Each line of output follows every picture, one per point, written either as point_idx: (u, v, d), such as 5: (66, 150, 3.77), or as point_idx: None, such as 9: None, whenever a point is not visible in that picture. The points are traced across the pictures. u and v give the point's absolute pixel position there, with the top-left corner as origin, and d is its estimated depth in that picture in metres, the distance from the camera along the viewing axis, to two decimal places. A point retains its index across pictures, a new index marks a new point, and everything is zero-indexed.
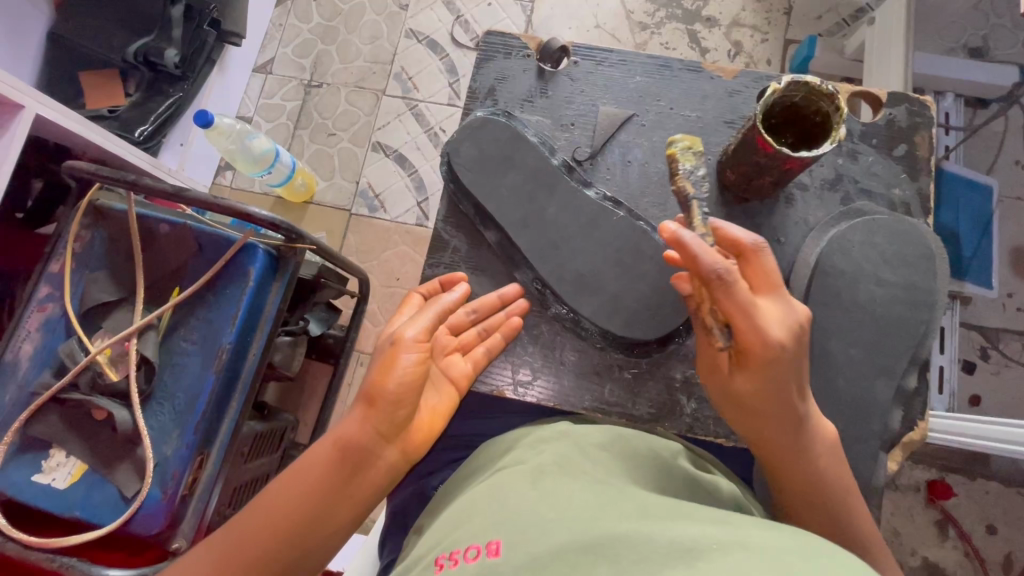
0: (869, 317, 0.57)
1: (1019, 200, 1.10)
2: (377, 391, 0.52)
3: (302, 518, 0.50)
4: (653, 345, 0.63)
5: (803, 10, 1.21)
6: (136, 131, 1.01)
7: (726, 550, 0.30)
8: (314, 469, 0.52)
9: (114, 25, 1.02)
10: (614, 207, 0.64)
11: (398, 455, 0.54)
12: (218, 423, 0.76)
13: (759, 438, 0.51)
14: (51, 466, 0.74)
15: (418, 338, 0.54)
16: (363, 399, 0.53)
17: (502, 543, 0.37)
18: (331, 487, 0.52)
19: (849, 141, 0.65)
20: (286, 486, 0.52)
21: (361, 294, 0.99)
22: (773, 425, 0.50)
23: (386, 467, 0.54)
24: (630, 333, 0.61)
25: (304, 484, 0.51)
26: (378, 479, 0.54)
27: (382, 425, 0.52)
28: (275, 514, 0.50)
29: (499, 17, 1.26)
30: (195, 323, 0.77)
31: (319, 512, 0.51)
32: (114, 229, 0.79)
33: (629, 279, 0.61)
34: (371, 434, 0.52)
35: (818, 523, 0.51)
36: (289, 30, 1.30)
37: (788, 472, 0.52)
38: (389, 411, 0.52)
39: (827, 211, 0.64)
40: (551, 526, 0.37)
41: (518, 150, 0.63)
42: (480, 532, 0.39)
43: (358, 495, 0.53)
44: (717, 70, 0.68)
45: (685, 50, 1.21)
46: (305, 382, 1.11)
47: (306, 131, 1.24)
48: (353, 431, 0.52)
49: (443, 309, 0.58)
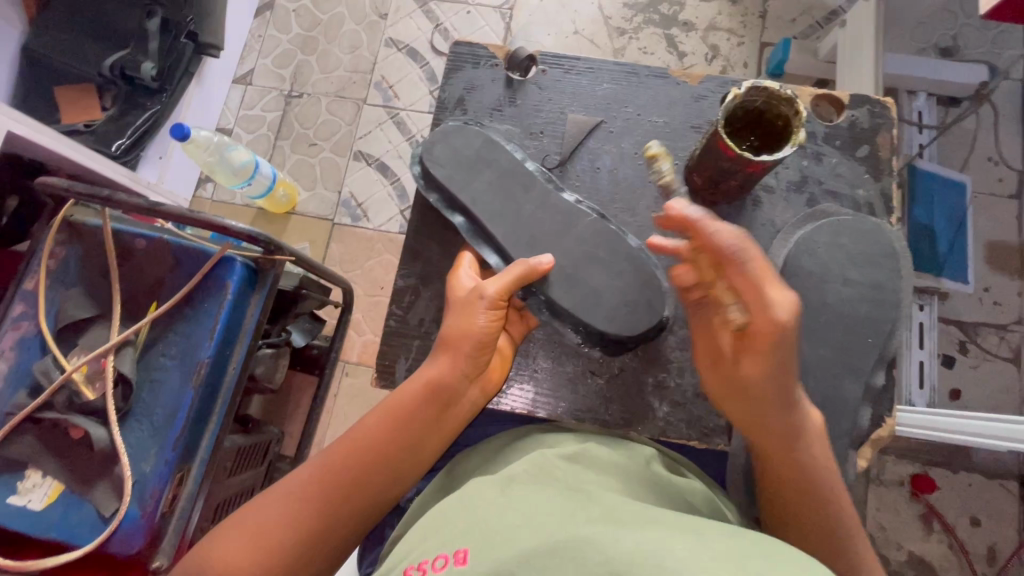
0: (837, 317, 0.58)
1: (992, 196, 1.11)
2: (461, 337, 0.56)
3: (394, 449, 0.54)
4: (629, 343, 0.62)
5: (778, 13, 1.23)
6: (114, 145, 1.01)
7: (686, 554, 0.31)
8: (405, 404, 0.55)
9: (88, 38, 1.01)
10: (591, 210, 0.63)
11: (479, 394, 0.58)
12: (198, 439, 0.75)
13: (754, 420, 0.52)
14: (27, 487, 0.73)
15: (497, 292, 0.57)
16: (446, 346, 0.57)
17: (468, 551, 0.37)
18: (424, 419, 0.55)
19: (813, 143, 0.66)
20: (380, 416, 0.55)
21: (344, 305, 0.98)
22: (770, 410, 0.51)
23: (470, 404, 0.58)
24: (611, 327, 0.60)
25: (394, 418, 0.55)
26: (463, 416, 0.58)
27: (468, 365, 0.56)
28: (371, 442, 0.54)
29: (478, 25, 1.26)
30: (174, 337, 0.76)
31: (409, 444, 0.55)
32: (89, 244, 0.78)
33: (609, 275, 0.60)
34: (460, 375, 0.56)
35: (812, 523, 0.50)
36: (268, 41, 1.29)
37: (785, 470, 0.51)
38: (475, 354, 0.56)
39: (794, 213, 0.65)
40: (516, 534, 0.37)
41: (493, 153, 0.63)
42: (448, 542, 0.39)
43: (446, 427, 0.57)
44: (683, 76, 0.69)
45: (662, 55, 1.22)
46: (290, 394, 1.10)
47: (287, 141, 1.24)
48: (442, 371, 0.56)
49: (518, 275, 0.57)
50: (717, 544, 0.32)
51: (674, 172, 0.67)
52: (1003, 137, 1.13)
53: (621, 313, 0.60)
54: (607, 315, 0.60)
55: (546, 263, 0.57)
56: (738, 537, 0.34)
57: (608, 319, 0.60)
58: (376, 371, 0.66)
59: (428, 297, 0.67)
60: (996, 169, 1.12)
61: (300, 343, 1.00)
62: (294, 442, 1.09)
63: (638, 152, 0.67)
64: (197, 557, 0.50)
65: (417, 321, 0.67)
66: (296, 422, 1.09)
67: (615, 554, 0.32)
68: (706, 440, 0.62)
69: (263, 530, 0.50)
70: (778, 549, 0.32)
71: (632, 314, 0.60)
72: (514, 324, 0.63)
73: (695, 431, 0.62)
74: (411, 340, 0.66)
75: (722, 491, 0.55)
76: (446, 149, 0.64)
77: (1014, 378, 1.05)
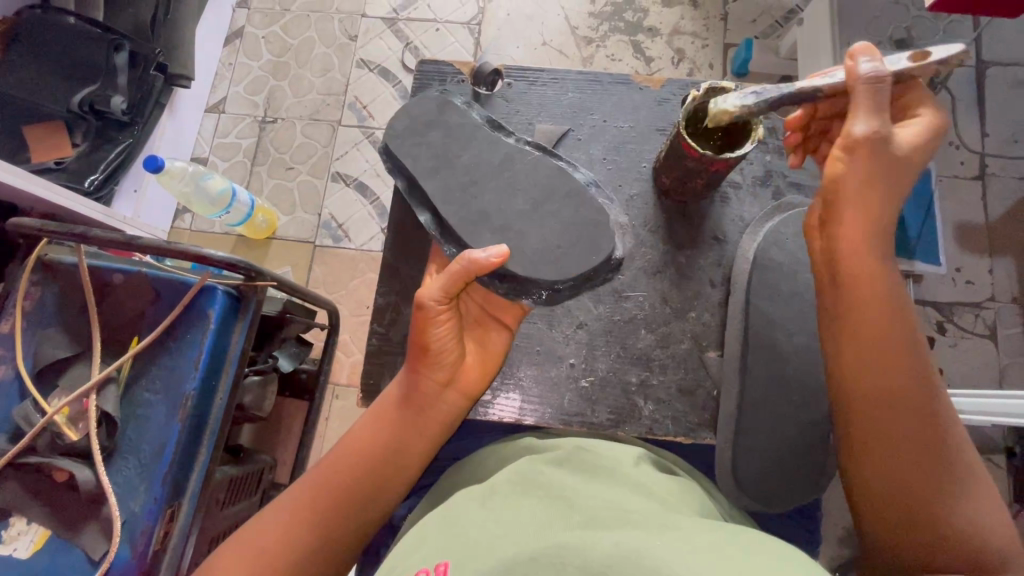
0: (807, 306, 0.60)
1: (956, 178, 1.15)
2: (422, 347, 0.55)
3: (379, 459, 0.54)
4: (562, 291, 0.58)
5: (739, 15, 1.26)
6: (87, 181, 1.00)
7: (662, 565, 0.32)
8: (382, 414, 0.56)
9: (55, 76, 1.00)
10: (533, 149, 0.61)
11: (459, 398, 0.57)
12: (188, 473, 0.73)
13: (873, 294, 0.52)
14: (12, 535, 0.72)
15: (441, 294, 0.54)
16: (412, 356, 0.56)
17: (450, 565, 0.38)
18: (403, 426, 0.55)
19: (774, 139, 0.70)
20: (366, 426, 0.56)
21: (331, 326, 0.97)
22: (876, 284, 0.52)
23: (449, 408, 0.57)
24: (534, 274, 0.56)
25: (378, 428, 0.55)
26: (444, 420, 0.57)
27: (438, 369, 0.55)
28: (359, 453, 0.54)
29: (448, 41, 1.28)
30: (158, 371, 0.75)
31: (391, 453, 0.55)
32: (64, 283, 0.77)
33: (538, 218, 0.58)
34: (431, 381, 0.55)
35: (906, 417, 0.50)
36: (239, 69, 1.30)
37: (865, 368, 0.51)
38: (440, 357, 0.55)
39: (762, 207, 0.67)
40: (501, 543, 0.38)
41: (444, 114, 0.61)
42: (428, 557, 0.40)
43: (427, 432, 0.56)
44: (645, 81, 0.71)
45: (630, 61, 1.25)
46: (281, 421, 1.09)
47: (264, 167, 1.24)
48: (412, 379, 0.56)
49: (466, 271, 0.53)
50: (692, 542, 0.35)
51: (642, 175, 0.68)
52: (962, 122, 1.16)
53: (548, 257, 0.57)
54: (533, 262, 0.56)
55: (497, 256, 0.52)
56: (713, 539, 0.36)
57: (538, 264, 0.56)
58: (361, 391, 0.66)
59: (408, 313, 0.68)
60: (958, 153, 1.15)
61: (288, 368, 0.97)
62: (287, 470, 1.07)
63: (607, 157, 0.69)
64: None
65: (400, 337, 0.67)
66: (288, 450, 1.08)
67: (591, 565, 0.33)
68: (694, 436, 0.63)
69: (259, 549, 0.50)
70: (746, 549, 0.36)
71: (569, 254, 0.57)
72: (492, 331, 0.60)
73: (681, 426, 0.63)
74: (395, 356, 0.67)
75: (712, 484, 0.56)
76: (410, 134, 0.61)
77: (991, 353, 1.07)
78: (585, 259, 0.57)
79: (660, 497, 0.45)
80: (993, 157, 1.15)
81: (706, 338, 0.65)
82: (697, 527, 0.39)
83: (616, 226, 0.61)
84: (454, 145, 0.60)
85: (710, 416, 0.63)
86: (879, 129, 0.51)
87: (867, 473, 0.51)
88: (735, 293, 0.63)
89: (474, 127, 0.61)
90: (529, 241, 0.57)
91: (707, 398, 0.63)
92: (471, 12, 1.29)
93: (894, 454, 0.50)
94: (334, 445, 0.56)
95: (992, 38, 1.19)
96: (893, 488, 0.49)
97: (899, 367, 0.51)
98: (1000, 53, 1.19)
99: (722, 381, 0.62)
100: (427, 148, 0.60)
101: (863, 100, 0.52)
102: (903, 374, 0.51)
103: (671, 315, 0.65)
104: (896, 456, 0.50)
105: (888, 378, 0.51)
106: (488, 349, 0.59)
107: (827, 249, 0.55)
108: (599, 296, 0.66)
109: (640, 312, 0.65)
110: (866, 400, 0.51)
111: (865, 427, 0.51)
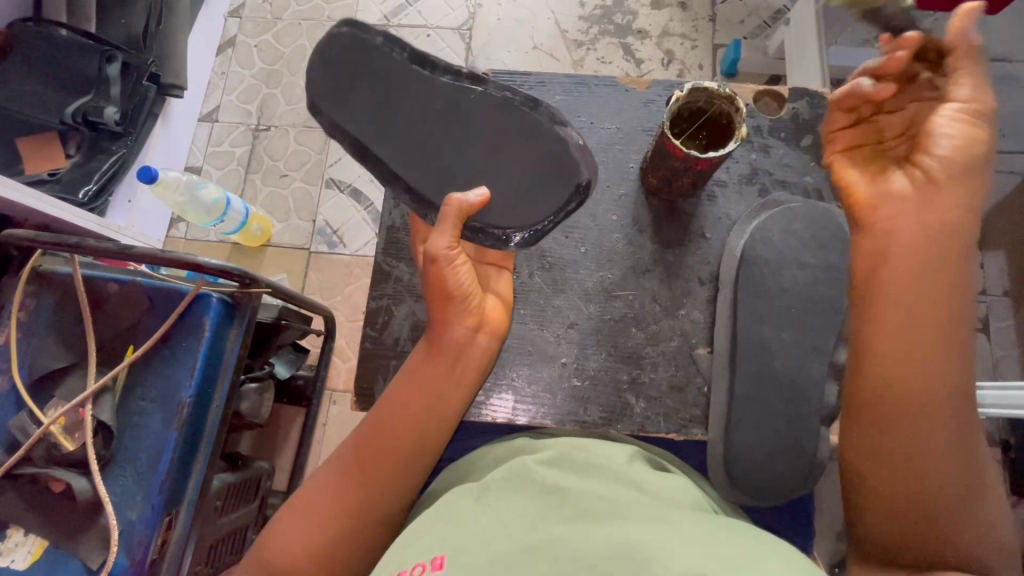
0: (794, 301, 0.61)
1: None
2: (443, 290, 0.55)
3: (418, 416, 0.54)
4: (546, 225, 0.58)
5: (727, 15, 1.28)
6: (80, 192, 1.00)
7: (656, 555, 0.33)
8: (417, 367, 0.55)
9: (48, 88, 1.01)
10: (472, 83, 0.58)
11: (489, 339, 0.57)
12: (184, 482, 0.73)
13: (922, 288, 0.47)
14: (9, 547, 0.72)
15: (451, 242, 0.55)
16: (435, 304, 0.56)
17: (446, 557, 0.38)
18: (440, 377, 0.55)
19: (760, 137, 0.70)
20: (402, 383, 0.55)
21: (327, 333, 0.99)
22: (929, 278, 0.48)
23: (482, 352, 0.57)
24: (511, 218, 0.57)
25: (414, 382, 0.55)
26: (480, 365, 0.57)
27: (464, 315, 0.56)
28: (396, 413, 0.54)
29: (440, 47, 1.29)
30: (153, 380, 0.75)
31: (433, 406, 0.54)
32: (58, 293, 0.77)
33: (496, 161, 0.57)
34: (463, 329, 0.55)
35: (948, 418, 0.47)
36: (232, 78, 1.31)
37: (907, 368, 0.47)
38: (464, 302, 0.55)
39: (747, 205, 0.68)
40: (495, 535, 0.38)
41: (369, 59, 0.58)
42: (425, 550, 0.39)
43: (465, 379, 0.56)
44: (631, 83, 0.72)
45: (620, 63, 1.26)
46: (278, 427, 1.09)
47: (258, 174, 1.24)
48: (440, 328, 0.55)
49: (457, 217, 0.54)
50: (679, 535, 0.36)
51: (629, 175, 0.69)
52: None
53: (520, 203, 0.57)
54: (505, 207, 0.57)
55: (481, 196, 0.54)
56: (701, 532, 0.37)
57: (526, 213, 0.57)
58: (355, 395, 0.66)
59: (401, 315, 0.68)
60: None
61: (283, 375, 1.01)
62: (285, 476, 1.07)
63: (595, 157, 0.70)
64: (258, 552, 0.52)
65: (392, 340, 0.68)
66: (286, 456, 1.08)
67: (584, 554, 0.34)
68: (685, 433, 0.63)
69: (314, 514, 0.52)
70: (734, 540, 0.36)
71: (536, 195, 0.57)
72: (500, 279, 0.61)
73: (673, 423, 0.63)
74: (388, 360, 0.67)
75: (703, 480, 0.57)
76: (381, 109, 0.58)
77: (985, 347, 1.08)
78: (549, 200, 0.57)
79: (653, 492, 0.46)
80: None
81: (696, 335, 0.65)
82: (688, 520, 0.39)
83: (577, 149, 0.57)
84: (422, 108, 0.58)
85: (701, 412, 0.63)
86: (984, 94, 0.48)
87: (874, 474, 0.49)
88: (723, 290, 0.63)
89: (402, 71, 0.58)
90: (512, 197, 0.57)
91: (698, 394, 0.64)
92: (462, 17, 1.30)
93: (914, 460, 0.47)
94: (373, 406, 0.56)
95: (978, 35, 1.21)
96: (914, 496, 0.47)
97: (933, 368, 0.47)
98: (986, 49, 1.20)
99: (713, 378, 0.63)
100: (376, 117, 0.58)
101: (966, 65, 0.49)
102: (950, 377, 0.47)
103: (661, 313, 0.66)
104: (925, 459, 0.47)
105: (919, 378, 0.47)
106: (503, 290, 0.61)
107: (909, 233, 0.48)
108: (589, 295, 0.66)
109: (630, 311, 0.66)
110: (902, 401, 0.47)
111: (907, 427, 0.47)
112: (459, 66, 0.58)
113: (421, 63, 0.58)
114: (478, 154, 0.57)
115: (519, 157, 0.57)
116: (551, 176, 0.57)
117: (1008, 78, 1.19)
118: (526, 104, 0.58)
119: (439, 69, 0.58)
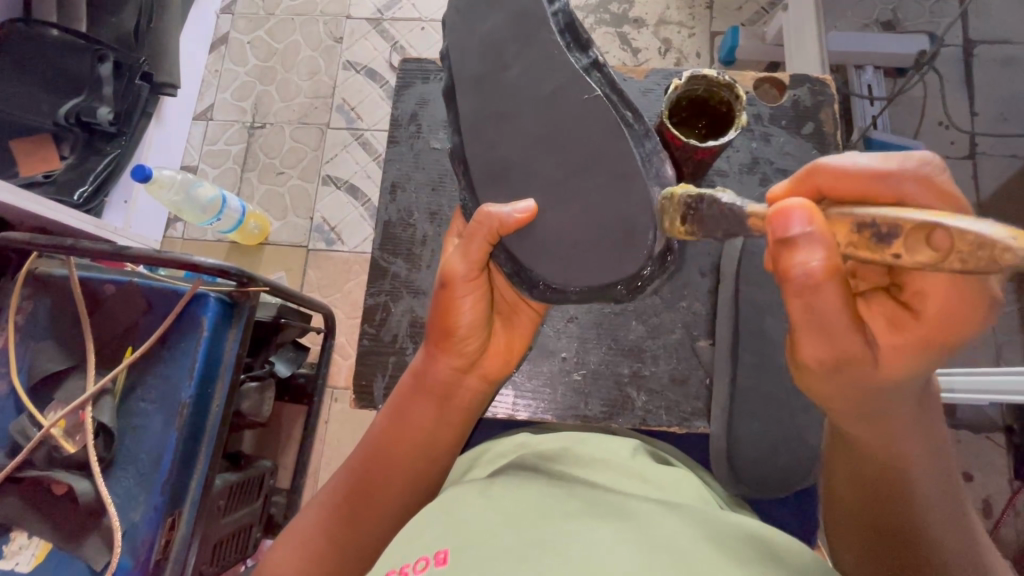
0: None
1: (947, 159, 1.14)
2: (449, 327, 0.54)
3: (410, 452, 0.54)
4: (569, 293, 0.52)
5: (724, 2, 1.26)
6: (76, 193, 1.00)
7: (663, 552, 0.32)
8: (409, 405, 0.56)
9: (40, 89, 1.00)
10: (598, 83, 0.49)
11: (479, 380, 0.58)
12: (186, 481, 0.73)
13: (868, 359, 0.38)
14: (14, 550, 0.73)
15: (469, 270, 0.52)
16: (434, 342, 0.56)
17: (450, 552, 0.35)
18: (430, 416, 0.55)
19: (761, 125, 0.70)
20: (393, 415, 0.56)
21: (327, 329, 0.97)
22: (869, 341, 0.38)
23: (471, 393, 0.58)
24: (536, 267, 0.51)
25: (405, 419, 0.55)
26: (468, 405, 0.58)
27: (458, 358, 0.56)
28: (388, 445, 0.54)
29: (434, 40, 1.27)
30: (153, 381, 0.75)
31: (423, 445, 0.55)
32: (55, 295, 0.77)
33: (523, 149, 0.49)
34: (452, 372, 0.56)
35: (861, 432, 0.42)
36: (225, 75, 1.29)
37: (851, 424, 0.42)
38: (462, 343, 0.55)
39: (748, 194, 0.68)
40: (498, 525, 0.37)
41: None
42: (429, 544, 0.37)
43: (452, 419, 0.56)
44: (628, 72, 0.72)
45: (617, 52, 1.25)
46: (281, 426, 1.09)
47: (254, 172, 1.23)
48: (430, 366, 0.56)
49: (492, 231, 0.49)
50: (682, 540, 0.35)
51: None
52: (952, 102, 1.16)
53: (559, 254, 0.50)
54: (533, 251, 0.51)
55: (523, 211, 0.48)
56: (703, 533, 0.36)
57: (563, 270, 0.50)
58: (354, 392, 0.66)
59: (399, 312, 0.68)
60: (949, 134, 1.15)
61: (285, 373, 1.00)
62: (289, 474, 1.07)
63: None
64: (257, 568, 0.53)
65: (391, 337, 0.67)
66: (289, 454, 1.08)
67: (594, 551, 0.33)
68: (688, 425, 0.63)
69: (304, 535, 0.52)
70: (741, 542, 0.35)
71: (579, 254, 0.49)
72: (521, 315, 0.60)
73: (675, 416, 0.63)
74: (389, 359, 0.67)
75: (706, 472, 0.56)
76: None
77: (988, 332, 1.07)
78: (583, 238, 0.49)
79: (658, 485, 0.45)
80: (983, 136, 1.15)
81: (696, 327, 0.65)
82: (691, 515, 0.39)
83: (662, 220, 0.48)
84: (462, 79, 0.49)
85: (704, 404, 0.63)
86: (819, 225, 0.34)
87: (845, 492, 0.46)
88: (726, 282, 0.63)
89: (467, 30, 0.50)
90: (538, 231, 0.50)
91: (700, 385, 0.63)
92: None
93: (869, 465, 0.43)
94: (368, 431, 0.57)
95: (978, 18, 1.19)
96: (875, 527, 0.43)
97: (919, 487, 0.41)
98: (987, 32, 1.19)
99: (715, 369, 0.63)
100: None
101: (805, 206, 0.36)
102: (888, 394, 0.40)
103: (662, 305, 0.65)
104: (869, 471, 0.43)
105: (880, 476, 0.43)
106: (515, 328, 0.60)
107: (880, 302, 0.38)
108: None
109: (631, 304, 0.65)
110: (858, 445, 0.43)
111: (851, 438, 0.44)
112: (597, 54, 0.49)
113: (563, 27, 0.49)
114: (510, 154, 0.50)
115: (553, 181, 0.49)
116: (610, 228, 0.48)
117: (1010, 61, 1.18)
118: (636, 137, 0.48)
119: (578, 48, 0.49)
